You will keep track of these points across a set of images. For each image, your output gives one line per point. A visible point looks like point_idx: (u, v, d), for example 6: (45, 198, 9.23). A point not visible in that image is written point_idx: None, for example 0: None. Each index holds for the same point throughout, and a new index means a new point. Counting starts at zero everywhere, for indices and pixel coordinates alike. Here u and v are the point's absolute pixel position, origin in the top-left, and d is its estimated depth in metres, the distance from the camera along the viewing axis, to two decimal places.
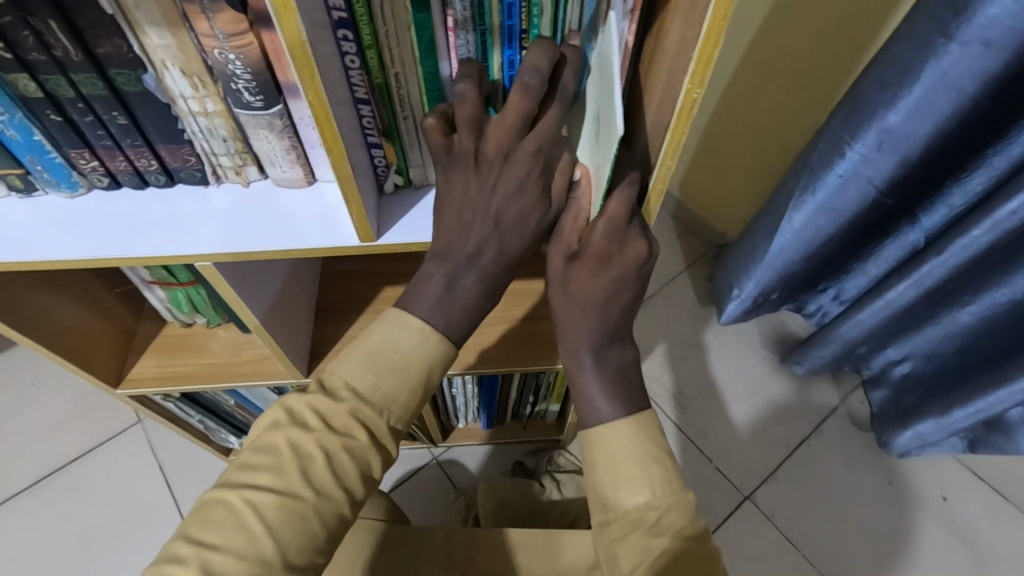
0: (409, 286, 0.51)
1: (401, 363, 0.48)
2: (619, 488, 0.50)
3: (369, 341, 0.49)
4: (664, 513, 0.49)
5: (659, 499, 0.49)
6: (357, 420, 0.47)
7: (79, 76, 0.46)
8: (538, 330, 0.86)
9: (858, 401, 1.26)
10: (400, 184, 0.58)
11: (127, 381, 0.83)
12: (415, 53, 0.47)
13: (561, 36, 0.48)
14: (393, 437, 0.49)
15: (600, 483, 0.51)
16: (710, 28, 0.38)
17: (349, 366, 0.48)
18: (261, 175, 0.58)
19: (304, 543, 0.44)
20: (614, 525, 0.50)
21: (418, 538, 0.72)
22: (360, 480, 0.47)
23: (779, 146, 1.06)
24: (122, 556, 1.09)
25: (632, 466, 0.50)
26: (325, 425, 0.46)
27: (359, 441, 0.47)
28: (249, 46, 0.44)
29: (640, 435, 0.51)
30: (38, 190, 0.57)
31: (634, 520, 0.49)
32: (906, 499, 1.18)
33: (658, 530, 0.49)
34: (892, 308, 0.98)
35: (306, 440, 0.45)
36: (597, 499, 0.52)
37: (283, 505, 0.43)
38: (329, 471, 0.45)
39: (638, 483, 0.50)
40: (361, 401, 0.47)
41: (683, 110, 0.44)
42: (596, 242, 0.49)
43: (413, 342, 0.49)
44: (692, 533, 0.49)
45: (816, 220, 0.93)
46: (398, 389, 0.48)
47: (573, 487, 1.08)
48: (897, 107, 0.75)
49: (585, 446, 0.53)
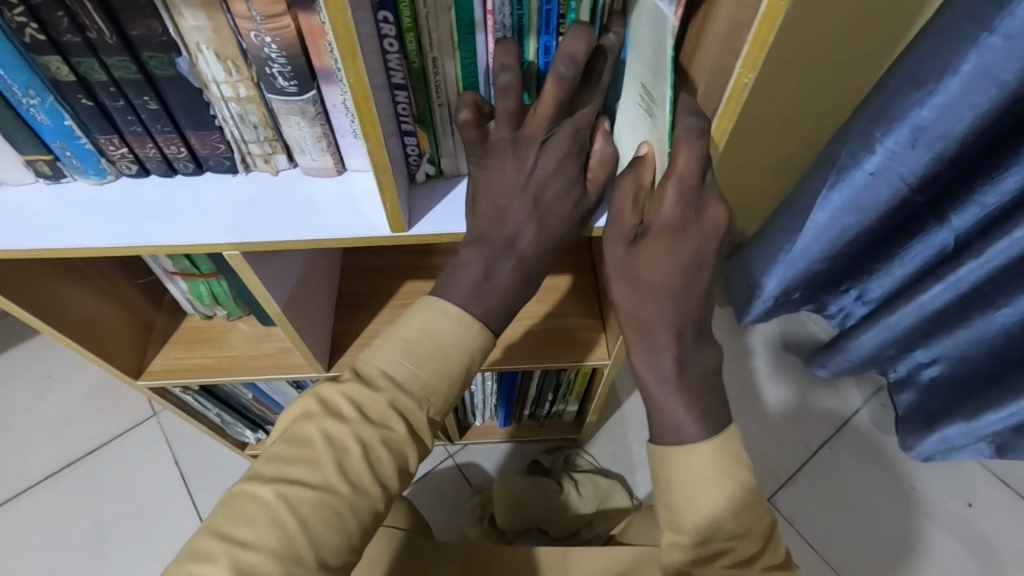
0: (445, 273, 0.50)
1: (441, 355, 0.47)
2: (706, 517, 0.47)
3: (407, 329, 0.47)
4: (750, 544, 0.48)
5: (743, 527, 0.47)
6: (395, 411, 0.45)
7: (112, 59, 0.45)
8: (561, 327, 0.85)
9: (879, 404, 1.24)
10: (432, 174, 0.57)
11: (147, 373, 0.82)
12: (453, 37, 0.46)
13: (598, 23, 0.47)
14: (430, 430, 0.48)
15: (678, 506, 0.48)
16: (767, 11, 0.37)
17: (387, 354, 0.47)
18: (290, 164, 0.57)
19: (339, 541, 0.42)
20: (696, 553, 0.48)
21: (432, 554, 0.71)
22: (396, 475, 0.46)
23: (793, 148, 0.99)
24: (137, 549, 1.09)
25: (713, 491, 0.47)
26: (361, 416, 0.45)
27: (396, 433, 0.45)
28: (286, 28, 0.43)
29: (724, 459, 0.48)
30: (66, 177, 0.56)
31: (720, 549, 0.47)
32: (929, 506, 1.16)
33: (743, 560, 0.48)
34: (925, 310, 0.96)
35: (342, 430, 0.44)
36: (674, 521, 0.48)
37: (319, 501, 0.42)
38: (365, 464, 0.44)
39: (730, 514, 0.47)
40: (398, 389, 0.46)
41: (733, 94, 0.43)
42: (666, 209, 0.47)
43: (452, 332, 0.47)
44: (774, 561, 0.49)
45: (842, 218, 0.92)
46: (437, 377, 0.47)
47: (591, 487, 1.09)
48: (929, 100, 0.73)
49: (659, 467, 0.49)
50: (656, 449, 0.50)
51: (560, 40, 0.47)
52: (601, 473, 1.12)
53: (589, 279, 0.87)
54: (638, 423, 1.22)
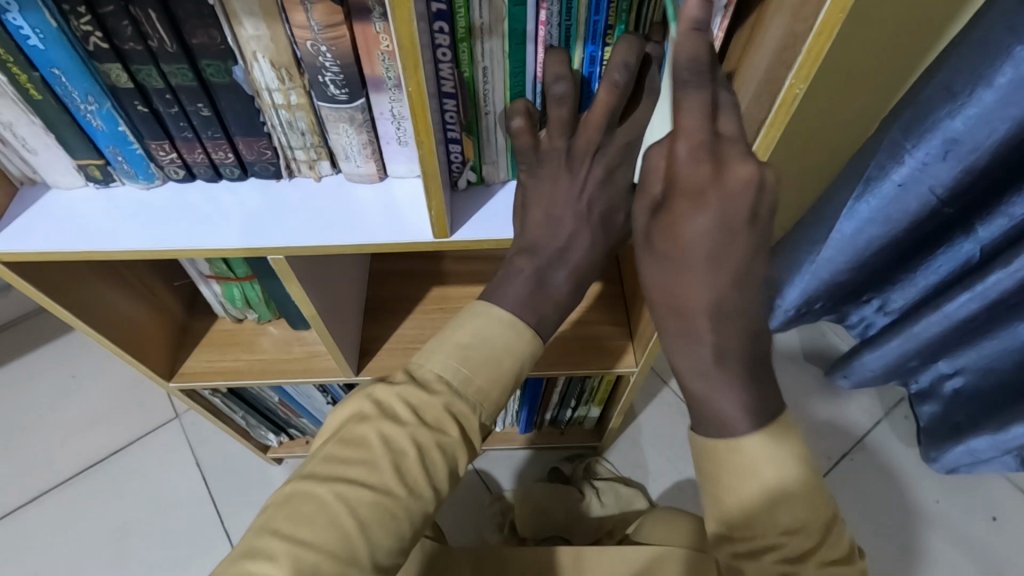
0: (497, 280, 0.52)
1: (496, 359, 0.48)
2: (760, 511, 0.45)
3: (461, 333, 0.48)
4: (805, 539, 0.45)
5: (797, 520, 0.44)
6: (450, 415, 0.46)
7: (170, 66, 0.47)
8: (589, 334, 0.85)
9: (902, 415, 1.24)
10: (472, 181, 0.58)
11: (180, 374, 0.83)
12: (504, 49, 0.47)
13: (643, 30, 0.48)
14: (480, 434, 0.48)
15: (725, 499, 0.46)
16: (825, 22, 0.39)
17: (441, 358, 0.47)
18: (333, 169, 0.58)
19: (394, 543, 0.43)
20: (744, 547, 0.46)
21: (449, 562, 0.71)
22: (448, 477, 0.46)
23: (816, 158, 0.99)
24: (161, 550, 1.09)
25: (763, 482, 0.45)
26: (417, 419, 0.45)
27: (450, 437, 0.46)
28: (342, 38, 0.45)
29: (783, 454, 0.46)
30: (116, 181, 0.57)
31: (770, 543, 0.45)
32: (957, 519, 1.15)
33: (799, 555, 0.45)
34: (950, 321, 0.95)
35: (398, 433, 0.44)
36: (720, 512, 0.46)
37: (376, 502, 0.42)
38: (421, 466, 0.44)
39: (781, 506, 0.45)
40: (453, 393, 0.47)
41: (784, 104, 0.45)
42: (686, 229, 0.47)
43: (505, 336, 0.48)
44: (835, 555, 0.45)
45: (868, 228, 0.92)
46: (491, 383, 0.47)
47: (613, 495, 1.09)
48: (961, 110, 0.72)
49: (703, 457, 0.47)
50: (698, 440, 0.48)
51: (606, 51, 0.48)
52: (623, 481, 1.12)
53: (614, 288, 0.87)
54: (659, 432, 1.22)
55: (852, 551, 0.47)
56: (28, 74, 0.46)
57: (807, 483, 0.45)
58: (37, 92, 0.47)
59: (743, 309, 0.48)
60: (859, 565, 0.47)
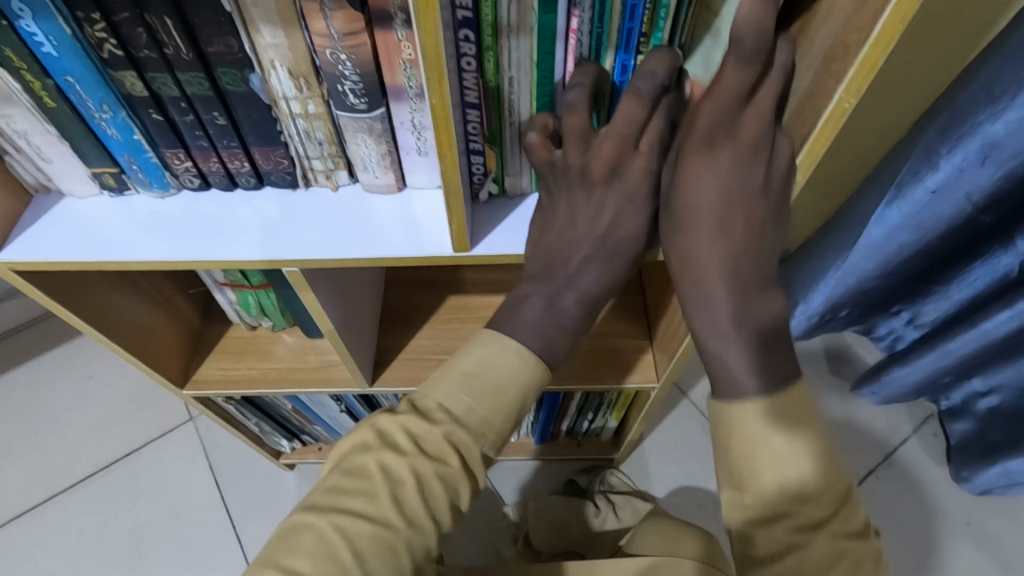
0: (505, 308, 0.51)
1: (499, 388, 0.46)
2: (770, 478, 0.42)
3: (464, 361, 0.47)
4: (818, 509, 0.42)
5: (810, 489, 0.42)
6: (451, 445, 0.45)
7: (186, 75, 0.46)
8: (609, 347, 0.82)
9: (931, 432, 1.19)
10: (494, 193, 0.56)
11: (193, 382, 0.82)
12: (532, 56, 0.45)
13: (680, 38, 0.45)
14: (485, 465, 0.47)
15: (733, 460, 0.44)
16: (882, 33, 0.36)
17: (444, 387, 0.46)
18: (350, 179, 0.56)
19: None
20: (752, 512, 0.43)
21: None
22: (450, 511, 0.45)
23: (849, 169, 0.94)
24: (172, 553, 1.09)
25: (776, 447, 0.42)
26: (417, 449, 0.44)
27: (452, 468, 0.45)
28: (363, 46, 0.43)
29: (792, 410, 0.43)
30: (130, 190, 0.56)
31: (780, 511, 0.42)
32: (992, 535, 1.10)
33: (810, 525, 0.42)
34: (988, 338, 0.89)
35: (398, 463, 0.44)
36: (729, 477, 0.44)
37: (374, 535, 0.41)
38: (421, 498, 0.43)
39: (793, 471, 0.42)
40: (455, 423, 0.45)
41: (831, 121, 0.42)
42: None
43: (510, 365, 0.47)
44: (851, 527, 0.43)
45: (899, 235, 0.86)
46: (495, 413, 0.46)
47: (630, 510, 1.02)
48: (1001, 114, 0.67)
49: (716, 421, 0.45)
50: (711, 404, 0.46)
51: (638, 59, 0.46)
52: (642, 496, 1.04)
53: (636, 300, 0.85)
54: (675, 446, 1.19)
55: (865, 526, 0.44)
56: (42, 81, 0.44)
57: (821, 451, 0.43)
58: (51, 100, 0.46)
59: (773, 330, 0.46)
60: (874, 543, 0.44)
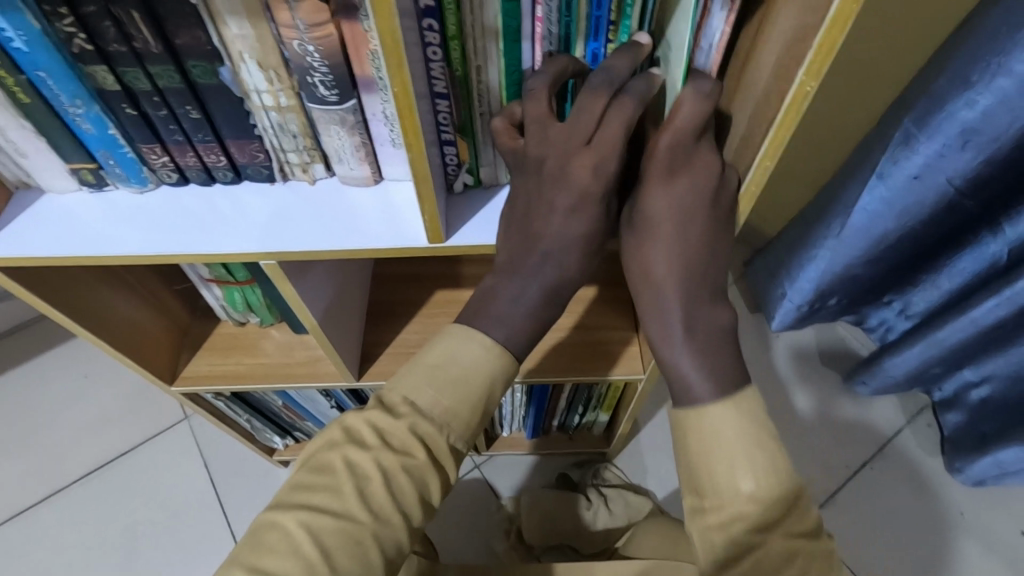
0: (476, 301, 0.51)
1: (463, 380, 0.47)
2: (726, 481, 0.47)
3: (430, 354, 0.48)
4: (771, 507, 0.46)
5: (762, 491, 0.46)
6: (417, 437, 0.45)
7: (156, 68, 0.46)
8: (595, 339, 0.82)
9: (924, 424, 1.19)
10: (469, 184, 0.56)
11: (181, 379, 0.83)
12: (499, 46, 0.45)
13: (649, 25, 0.46)
14: (453, 457, 0.47)
15: (695, 467, 0.48)
16: (838, 14, 0.36)
17: (409, 381, 0.47)
18: (327, 172, 0.56)
19: (361, 572, 0.42)
20: (711, 516, 0.47)
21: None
22: (417, 503, 0.45)
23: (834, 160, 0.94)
24: (167, 551, 1.10)
25: (730, 449, 0.47)
26: (382, 442, 0.45)
27: (418, 460, 0.45)
28: (329, 37, 0.43)
29: (744, 415, 0.48)
30: (109, 185, 0.56)
31: (736, 513, 0.46)
32: (988, 527, 1.10)
33: (765, 525, 0.46)
34: (977, 326, 0.89)
35: (363, 457, 0.44)
36: (690, 484, 0.48)
37: (340, 530, 0.42)
38: (386, 491, 0.44)
39: (745, 473, 0.46)
40: (419, 414, 0.46)
41: (794, 103, 0.42)
42: None
43: (473, 357, 0.48)
44: (804, 527, 0.47)
45: (882, 221, 0.85)
46: (459, 403, 0.47)
47: (621, 504, 1.04)
48: (977, 98, 0.67)
49: (678, 430, 0.50)
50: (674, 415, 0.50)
51: (608, 48, 0.47)
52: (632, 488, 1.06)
53: (621, 292, 0.85)
54: (667, 439, 1.19)
55: (818, 527, 0.48)
56: (15, 77, 0.45)
57: (771, 453, 0.47)
58: (25, 96, 0.46)
59: None
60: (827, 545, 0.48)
